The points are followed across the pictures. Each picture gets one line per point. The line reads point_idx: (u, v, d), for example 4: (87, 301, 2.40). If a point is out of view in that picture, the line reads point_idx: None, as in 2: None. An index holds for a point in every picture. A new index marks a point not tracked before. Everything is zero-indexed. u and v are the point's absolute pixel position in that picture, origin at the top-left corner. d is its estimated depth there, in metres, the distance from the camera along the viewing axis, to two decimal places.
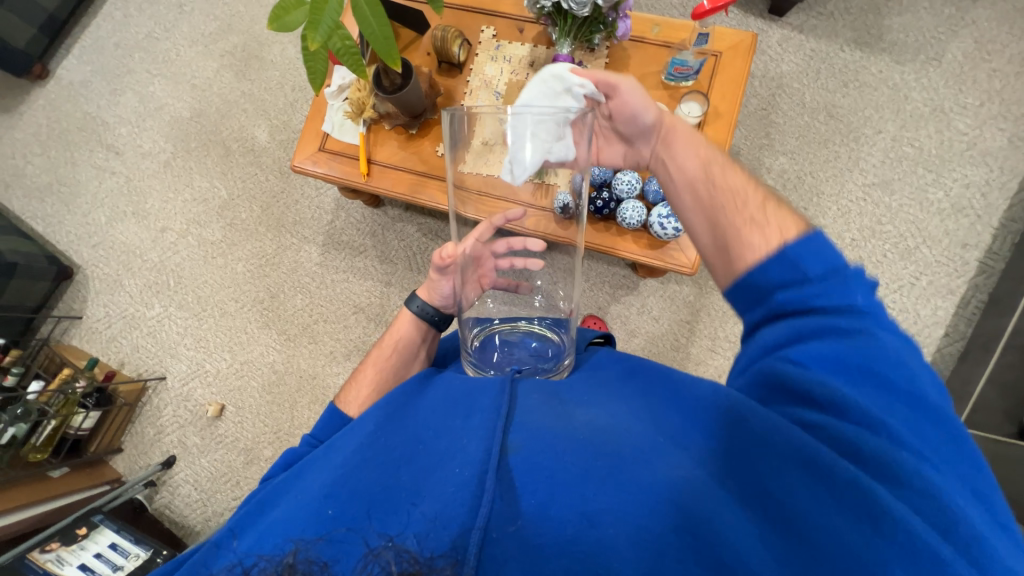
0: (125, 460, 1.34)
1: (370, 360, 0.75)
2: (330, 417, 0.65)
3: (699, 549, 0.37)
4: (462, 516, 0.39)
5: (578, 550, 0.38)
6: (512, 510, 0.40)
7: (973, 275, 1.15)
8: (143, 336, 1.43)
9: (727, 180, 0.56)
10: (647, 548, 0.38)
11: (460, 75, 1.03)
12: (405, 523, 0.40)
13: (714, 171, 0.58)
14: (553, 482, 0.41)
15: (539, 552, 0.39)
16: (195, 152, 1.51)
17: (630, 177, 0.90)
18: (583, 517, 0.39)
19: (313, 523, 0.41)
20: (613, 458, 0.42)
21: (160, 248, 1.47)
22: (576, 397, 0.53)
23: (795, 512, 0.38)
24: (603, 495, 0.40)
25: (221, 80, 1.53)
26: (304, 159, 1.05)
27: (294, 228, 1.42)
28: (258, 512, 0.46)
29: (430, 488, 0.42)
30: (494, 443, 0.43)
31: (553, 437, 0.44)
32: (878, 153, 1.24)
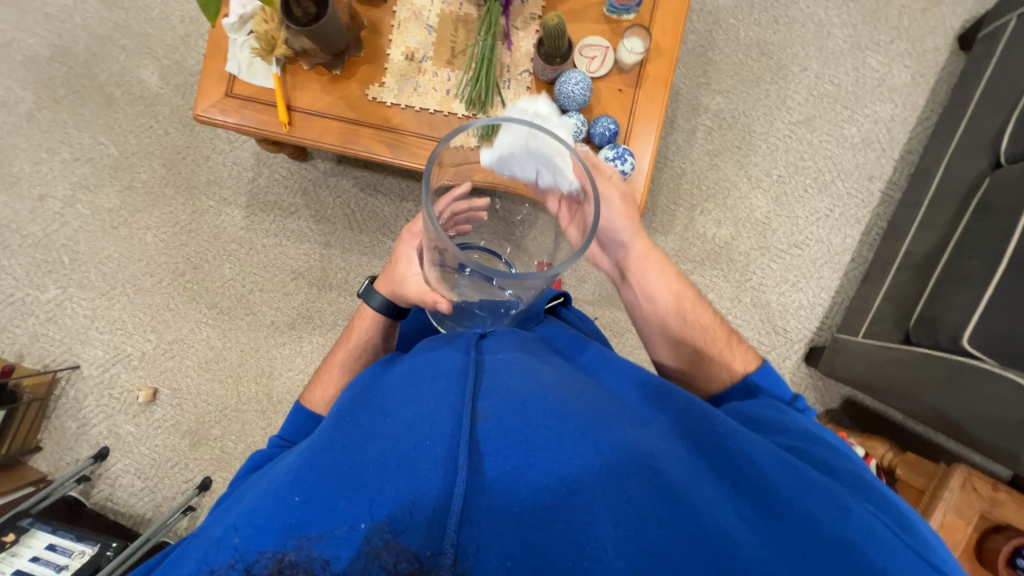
0: (47, 459, 1.22)
1: (336, 360, 0.74)
2: (297, 416, 0.65)
3: (678, 519, 0.38)
4: (437, 489, 0.36)
5: (564, 523, 0.36)
6: (482, 479, 0.38)
7: (875, 205, 1.29)
8: (42, 323, 1.25)
9: (698, 317, 0.69)
10: (627, 512, 0.37)
11: (384, 4, 0.92)
12: (375, 500, 0.36)
13: (684, 306, 0.69)
14: (529, 446, 0.39)
15: (522, 521, 0.36)
16: (67, 101, 1.26)
17: (576, 120, 0.88)
18: (561, 482, 0.38)
19: (278, 515, 0.37)
20: (585, 421, 0.42)
21: (42, 220, 1.25)
22: (549, 365, 0.53)
23: (743, 484, 0.42)
24: (582, 456, 0.39)
25: (83, 8, 1.25)
26: (209, 107, 0.90)
27: (209, 189, 1.26)
28: (214, 518, 0.42)
29: (398, 461, 0.38)
30: (465, 413, 0.41)
31: (525, 400, 0.43)
32: (803, 90, 1.30)
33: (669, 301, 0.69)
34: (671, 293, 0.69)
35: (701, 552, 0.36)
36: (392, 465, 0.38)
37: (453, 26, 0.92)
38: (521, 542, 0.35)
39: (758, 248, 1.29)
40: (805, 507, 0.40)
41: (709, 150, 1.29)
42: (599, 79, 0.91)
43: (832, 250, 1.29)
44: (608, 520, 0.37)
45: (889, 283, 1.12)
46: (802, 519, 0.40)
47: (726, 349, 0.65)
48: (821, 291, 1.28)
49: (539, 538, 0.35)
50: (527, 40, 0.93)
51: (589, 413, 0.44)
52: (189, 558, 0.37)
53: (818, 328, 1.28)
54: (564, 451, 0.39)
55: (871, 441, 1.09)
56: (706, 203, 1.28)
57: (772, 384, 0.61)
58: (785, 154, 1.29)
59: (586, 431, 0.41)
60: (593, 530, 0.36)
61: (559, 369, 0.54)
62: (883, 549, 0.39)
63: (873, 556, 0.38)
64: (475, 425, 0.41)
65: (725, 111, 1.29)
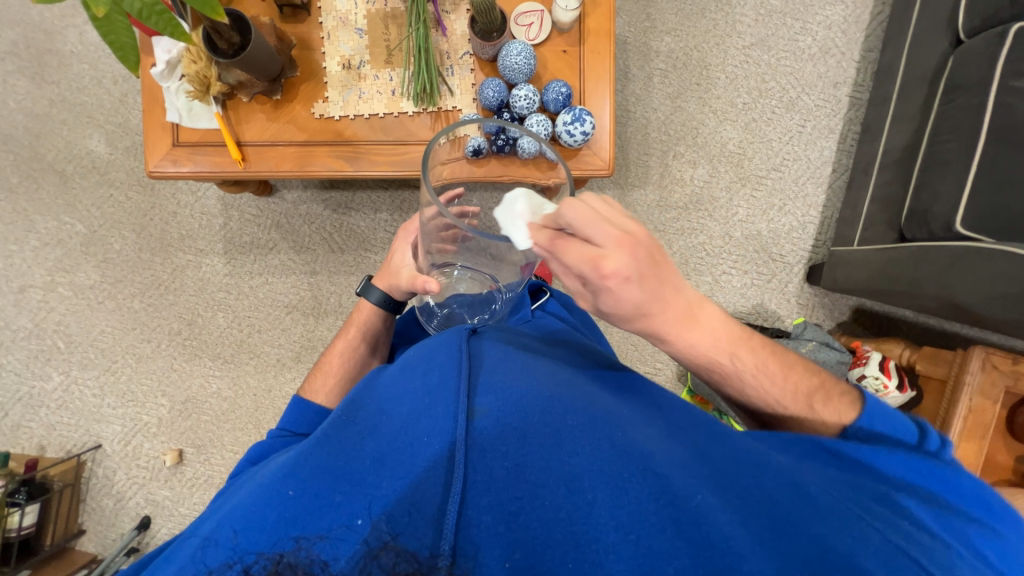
0: (93, 539, 1.23)
1: (335, 352, 0.76)
2: (298, 404, 0.65)
3: (675, 513, 0.38)
4: (438, 494, 0.38)
5: (563, 523, 0.38)
6: (481, 482, 0.39)
7: (846, 110, 1.27)
8: (55, 411, 1.25)
9: (833, 416, 0.53)
10: (622, 507, 0.38)
11: (309, 17, 0.89)
12: (373, 497, 0.38)
13: (817, 403, 0.54)
14: (524, 440, 0.41)
15: (519, 520, 0.38)
16: (22, 189, 1.24)
17: (526, 90, 0.85)
18: (562, 482, 0.40)
19: (273, 506, 0.38)
20: (583, 418, 0.44)
21: (28, 311, 1.25)
22: (539, 356, 0.54)
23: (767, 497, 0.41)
24: (580, 455, 0.41)
25: (14, 92, 1.23)
26: (160, 161, 0.89)
27: (184, 244, 1.25)
28: (215, 510, 0.43)
29: (397, 459, 0.41)
30: (460, 409, 0.42)
31: (520, 396, 0.44)
32: (750, 12, 1.27)
33: (791, 394, 0.55)
34: (791, 386, 0.55)
35: (705, 559, 0.36)
36: (388, 464, 0.40)
37: (383, 24, 0.90)
38: (518, 543, 0.37)
39: (738, 180, 1.27)
40: (810, 521, 0.39)
41: (669, 93, 1.26)
42: (540, 45, 0.89)
43: (812, 166, 1.27)
44: (608, 523, 0.38)
45: (873, 185, 1.10)
46: (803, 528, 0.39)
47: (826, 406, 0.54)
48: (809, 209, 1.27)
49: (536, 538, 0.37)
50: (460, 21, 0.90)
51: (584, 404, 0.46)
52: (188, 551, 0.38)
53: (813, 246, 1.27)
54: (563, 452, 0.41)
55: (886, 344, 1.09)
56: (678, 146, 1.27)
57: (895, 427, 0.51)
58: (746, 80, 1.27)
59: (585, 428, 0.43)
60: (590, 530, 0.38)
61: (552, 358, 0.55)
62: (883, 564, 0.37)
63: (870, 562, 0.37)
64: (469, 421, 0.42)
65: (677, 51, 1.26)
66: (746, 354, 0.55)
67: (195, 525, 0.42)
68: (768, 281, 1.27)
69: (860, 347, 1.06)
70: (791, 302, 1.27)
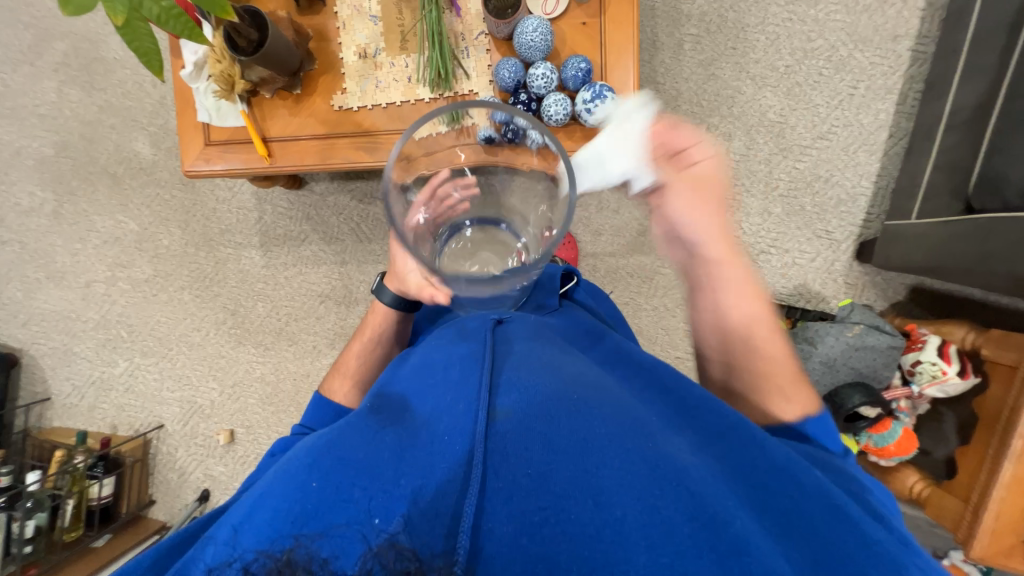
0: (161, 509, 1.36)
1: (352, 353, 0.77)
2: (318, 407, 0.69)
3: (715, 539, 0.36)
4: (455, 496, 0.40)
5: (588, 541, 0.36)
6: (502, 481, 0.40)
7: (907, 67, 1.14)
8: (122, 394, 1.38)
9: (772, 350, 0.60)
10: (655, 525, 0.36)
11: (324, 8, 0.89)
12: (390, 494, 0.39)
13: (768, 339, 0.61)
14: (551, 450, 0.42)
15: (540, 529, 0.38)
16: (81, 191, 1.34)
17: (544, 69, 0.81)
18: (589, 496, 0.38)
19: (294, 494, 0.40)
20: (616, 429, 0.43)
21: (95, 304, 1.37)
22: (554, 349, 0.56)
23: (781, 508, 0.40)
24: (609, 468, 0.40)
25: (67, 100, 1.31)
26: (195, 160, 0.93)
27: (225, 238, 1.32)
28: (236, 500, 0.45)
29: (415, 461, 0.42)
30: (482, 408, 0.45)
31: (548, 398, 0.46)
32: None
33: (748, 328, 0.62)
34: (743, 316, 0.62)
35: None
36: (408, 461, 0.42)
37: (397, 9, 0.88)
38: (533, 559, 0.36)
39: (779, 152, 1.18)
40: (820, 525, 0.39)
41: (701, 61, 1.18)
42: (558, 19, 0.85)
43: (865, 132, 1.16)
44: (640, 543, 0.36)
45: (936, 151, 0.99)
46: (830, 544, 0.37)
47: (788, 365, 0.59)
48: (860, 180, 1.17)
49: (555, 554, 0.36)
50: None
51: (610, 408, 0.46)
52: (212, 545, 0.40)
53: (864, 221, 1.18)
54: (591, 464, 0.40)
55: (945, 327, 0.97)
56: (711, 118, 1.19)
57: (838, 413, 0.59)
58: (789, 40, 1.16)
59: (614, 438, 0.42)
60: (617, 547, 0.36)
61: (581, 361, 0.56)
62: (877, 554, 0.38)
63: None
64: (493, 420, 0.44)
65: (710, 13, 1.17)
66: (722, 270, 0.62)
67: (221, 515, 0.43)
68: (812, 259, 1.20)
69: (916, 330, 0.97)
70: (838, 281, 1.19)
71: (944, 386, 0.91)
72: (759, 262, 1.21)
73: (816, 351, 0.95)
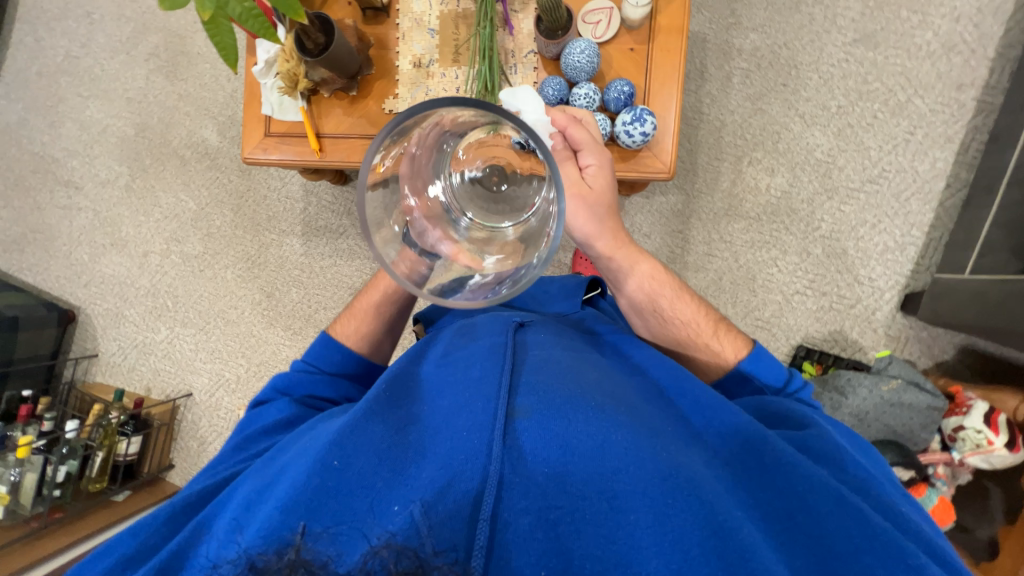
0: (178, 474, 1.42)
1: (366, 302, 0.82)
2: (324, 346, 0.77)
3: (722, 550, 0.39)
4: (474, 485, 0.45)
5: (603, 540, 0.41)
6: (522, 478, 0.45)
7: (971, 116, 1.09)
8: (160, 360, 1.47)
9: (683, 315, 0.73)
10: (665, 525, 0.41)
11: (388, 19, 0.95)
12: (411, 485, 0.45)
13: (678, 309, 0.73)
14: (567, 452, 0.46)
15: (561, 524, 0.43)
16: (152, 169, 1.46)
17: (587, 89, 0.83)
18: (602, 496, 0.43)
19: (317, 470, 0.45)
20: (633, 436, 0.47)
21: (148, 273, 1.48)
22: (570, 355, 0.61)
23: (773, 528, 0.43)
24: (623, 467, 0.44)
25: (153, 87, 1.45)
26: (254, 148, 1.00)
27: (271, 224, 1.40)
28: (274, 474, 0.52)
29: (432, 451, 0.48)
30: (500, 407, 0.50)
31: (561, 400, 0.50)
32: (856, 4, 1.13)
33: (669, 310, 0.73)
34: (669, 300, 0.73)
35: None
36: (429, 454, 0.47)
37: (454, 25, 0.93)
38: (552, 552, 0.41)
39: (824, 192, 1.15)
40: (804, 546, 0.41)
41: (749, 95, 1.17)
42: (606, 43, 0.87)
43: (919, 180, 1.11)
44: (650, 548, 0.40)
45: (996, 205, 0.93)
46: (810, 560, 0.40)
47: (712, 339, 0.71)
48: (910, 229, 1.11)
49: (568, 544, 0.42)
50: (527, 20, 0.91)
51: (620, 413, 0.50)
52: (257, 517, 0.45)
53: (912, 272, 1.12)
54: (606, 466, 0.45)
55: (996, 393, 0.89)
56: (754, 152, 1.17)
57: (763, 368, 0.67)
58: (843, 81, 1.14)
59: (627, 444, 0.46)
60: (630, 548, 0.40)
61: (597, 364, 0.61)
62: (874, 545, 0.40)
63: None
64: (511, 420, 0.49)
65: (763, 48, 1.16)
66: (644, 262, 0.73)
67: (255, 499, 0.49)
68: (851, 306, 1.14)
69: (961, 393, 0.89)
70: (877, 332, 1.13)
71: (988, 457, 0.84)
72: (793, 302, 1.17)
73: (847, 402, 0.89)
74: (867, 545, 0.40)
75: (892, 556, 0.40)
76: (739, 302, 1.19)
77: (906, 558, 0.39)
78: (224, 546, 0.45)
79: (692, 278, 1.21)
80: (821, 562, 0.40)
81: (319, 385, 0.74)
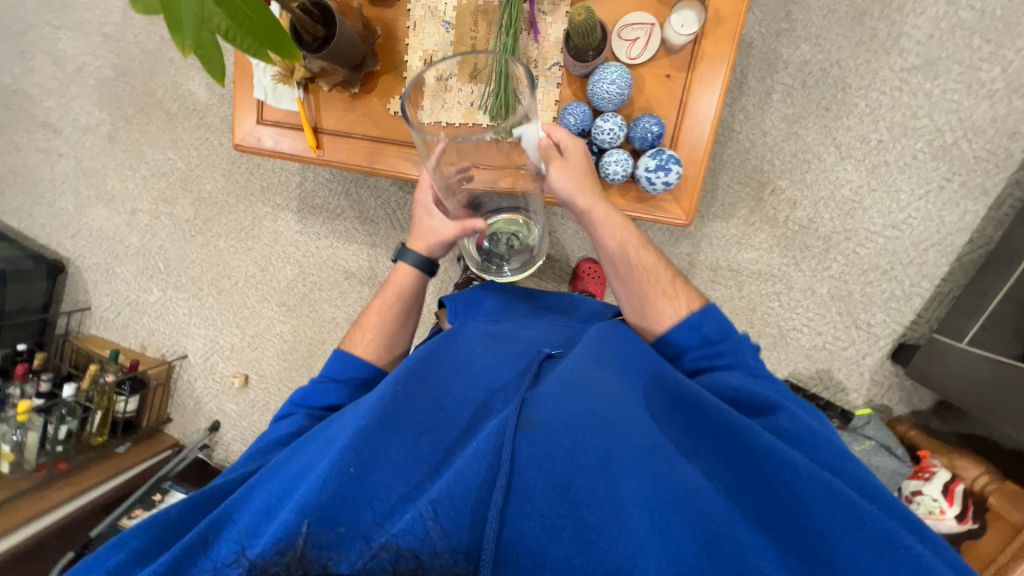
0: (176, 427, 1.49)
1: (375, 306, 0.83)
2: (337, 356, 0.77)
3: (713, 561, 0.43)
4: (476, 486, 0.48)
5: (604, 547, 0.44)
6: (526, 485, 0.48)
7: (1015, 169, 1.02)
8: (154, 320, 1.47)
9: (641, 258, 0.73)
10: (662, 537, 0.44)
11: (398, 2, 0.83)
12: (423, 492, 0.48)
13: (628, 250, 0.73)
14: (569, 460, 0.49)
15: (563, 530, 0.46)
16: (136, 120, 1.36)
17: (612, 122, 0.76)
18: (606, 507, 0.46)
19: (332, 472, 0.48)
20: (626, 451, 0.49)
21: (137, 231, 1.43)
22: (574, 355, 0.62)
23: (758, 539, 0.46)
24: (623, 481, 0.47)
25: (132, 24, 1.30)
26: (245, 136, 0.92)
27: (264, 195, 1.33)
28: (290, 469, 0.55)
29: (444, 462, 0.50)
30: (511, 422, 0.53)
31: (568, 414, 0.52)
32: (926, 23, 1.00)
33: (616, 247, 0.73)
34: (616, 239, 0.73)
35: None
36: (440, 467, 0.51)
37: (473, 19, 0.82)
38: (552, 554, 0.45)
39: (843, 231, 1.10)
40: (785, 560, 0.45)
41: (787, 115, 1.07)
42: (642, 65, 0.78)
43: (943, 230, 1.06)
44: (645, 553, 0.43)
45: (1014, 279, 0.90)
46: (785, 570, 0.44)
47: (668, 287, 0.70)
48: (921, 280, 1.09)
49: (572, 549, 0.45)
50: (556, 24, 0.80)
51: (621, 425, 0.52)
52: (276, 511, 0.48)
53: (911, 322, 1.11)
54: (606, 475, 0.48)
55: (960, 462, 0.93)
56: (780, 180, 1.10)
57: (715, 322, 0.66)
58: (890, 112, 1.04)
59: (625, 456, 0.49)
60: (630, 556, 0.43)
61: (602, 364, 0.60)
62: (857, 527, 0.45)
63: None
64: (518, 432, 0.52)
65: (813, 64, 1.05)
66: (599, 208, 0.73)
67: (275, 501, 0.51)
68: (844, 348, 1.15)
69: (927, 459, 0.94)
70: (863, 375, 1.15)
71: (938, 523, 0.89)
72: (787, 338, 1.17)
73: None
74: (851, 530, 0.45)
75: (876, 542, 0.44)
76: (735, 331, 1.19)
77: (886, 541, 0.44)
78: (242, 537, 0.48)
79: None
80: (815, 559, 0.45)
81: (334, 396, 0.72)
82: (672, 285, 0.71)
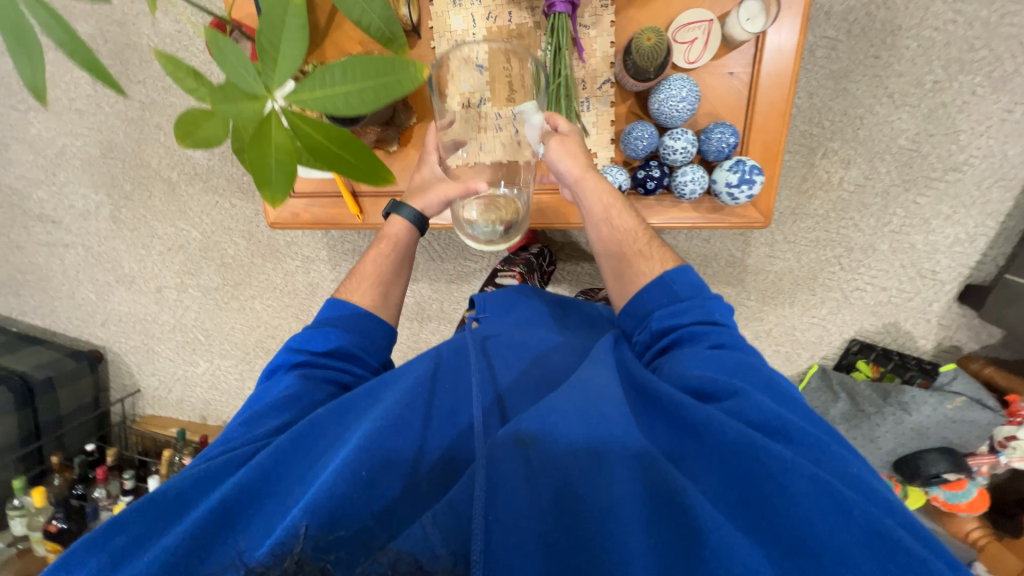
0: None
1: (371, 254, 0.80)
2: (334, 304, 0.74)
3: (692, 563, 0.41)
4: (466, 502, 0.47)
5: (593, 551, 0.42)
6: (514, 486, 0.46)
7: None
8: (207, 391, 1.45)
9: (624, 223, 0.71)
10: (649, 538, 0.43)
11: (419, 41, 0.75)
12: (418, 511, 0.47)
13: (612, 213, 0.71)
14: (561, 461, 0.47)
15: (547, 533, 0.43)
16: (137, 196, 1.28)
17: (683, 138, 0.70)
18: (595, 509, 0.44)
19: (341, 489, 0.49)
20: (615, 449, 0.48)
21: (168, 308, 1.38)
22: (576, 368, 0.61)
23: (748, 528, 0.44)
24: (608, 477, 0.46)
25: (105, 94, 1.19)
26: (281, 214, 0.87)
27: (291, 249, 1.28)
28: (295, 482, 0.54)
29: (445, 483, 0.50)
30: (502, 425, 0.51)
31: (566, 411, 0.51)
32: None
33: (600, 210, 0.71)
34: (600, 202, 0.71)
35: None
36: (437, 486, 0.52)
37: (507, 47, 0.74)
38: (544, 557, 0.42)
39: (901, 183, 1.06)
40: (776, 556, 0.42)
41: (832, 72, 1.00)
42: (704, 67, 0.71)
43: (1006, 165, 1.02)
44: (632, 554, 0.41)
45: None
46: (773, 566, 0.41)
47: (647, 246, 0.69)
48: (985, 219, 1.06)
49: (565, 552, 0.43)
50: (601, 36, 0.72)
51: (611, 427, 0.50)
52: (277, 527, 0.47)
53: (977, 262, 1.09)
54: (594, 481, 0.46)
55: None
56: (831, 141, 1.05)
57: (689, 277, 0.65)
58: (945, 49, 0.97)
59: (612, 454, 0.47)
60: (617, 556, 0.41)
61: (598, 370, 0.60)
62: (841, 525, 0.42)
63: None
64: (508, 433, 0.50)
65: (857, 10, 0.96)
66: (592, 177, 0.70)
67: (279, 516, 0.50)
68: (909, 298, 1.14)
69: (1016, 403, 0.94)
70: (931, 322, 1.15)
71: None
72: (851, 298, 1.16)
73: (910, 418, 0.98)
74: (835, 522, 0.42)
75: (862, 537, 0.41)
76: (798, 301, 1.18)
77: (873, 529, 0.41)
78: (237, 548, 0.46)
79: (752, 280, 1.17)
80: (802, 554, 0.42)
81: (334, 340, 0.69)
82: (655, 245, 0.70)
